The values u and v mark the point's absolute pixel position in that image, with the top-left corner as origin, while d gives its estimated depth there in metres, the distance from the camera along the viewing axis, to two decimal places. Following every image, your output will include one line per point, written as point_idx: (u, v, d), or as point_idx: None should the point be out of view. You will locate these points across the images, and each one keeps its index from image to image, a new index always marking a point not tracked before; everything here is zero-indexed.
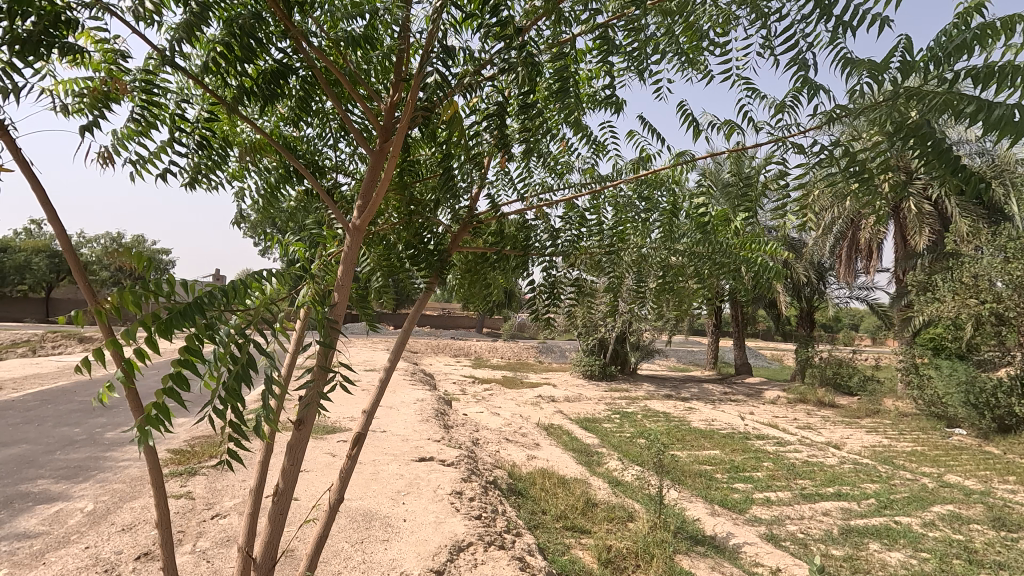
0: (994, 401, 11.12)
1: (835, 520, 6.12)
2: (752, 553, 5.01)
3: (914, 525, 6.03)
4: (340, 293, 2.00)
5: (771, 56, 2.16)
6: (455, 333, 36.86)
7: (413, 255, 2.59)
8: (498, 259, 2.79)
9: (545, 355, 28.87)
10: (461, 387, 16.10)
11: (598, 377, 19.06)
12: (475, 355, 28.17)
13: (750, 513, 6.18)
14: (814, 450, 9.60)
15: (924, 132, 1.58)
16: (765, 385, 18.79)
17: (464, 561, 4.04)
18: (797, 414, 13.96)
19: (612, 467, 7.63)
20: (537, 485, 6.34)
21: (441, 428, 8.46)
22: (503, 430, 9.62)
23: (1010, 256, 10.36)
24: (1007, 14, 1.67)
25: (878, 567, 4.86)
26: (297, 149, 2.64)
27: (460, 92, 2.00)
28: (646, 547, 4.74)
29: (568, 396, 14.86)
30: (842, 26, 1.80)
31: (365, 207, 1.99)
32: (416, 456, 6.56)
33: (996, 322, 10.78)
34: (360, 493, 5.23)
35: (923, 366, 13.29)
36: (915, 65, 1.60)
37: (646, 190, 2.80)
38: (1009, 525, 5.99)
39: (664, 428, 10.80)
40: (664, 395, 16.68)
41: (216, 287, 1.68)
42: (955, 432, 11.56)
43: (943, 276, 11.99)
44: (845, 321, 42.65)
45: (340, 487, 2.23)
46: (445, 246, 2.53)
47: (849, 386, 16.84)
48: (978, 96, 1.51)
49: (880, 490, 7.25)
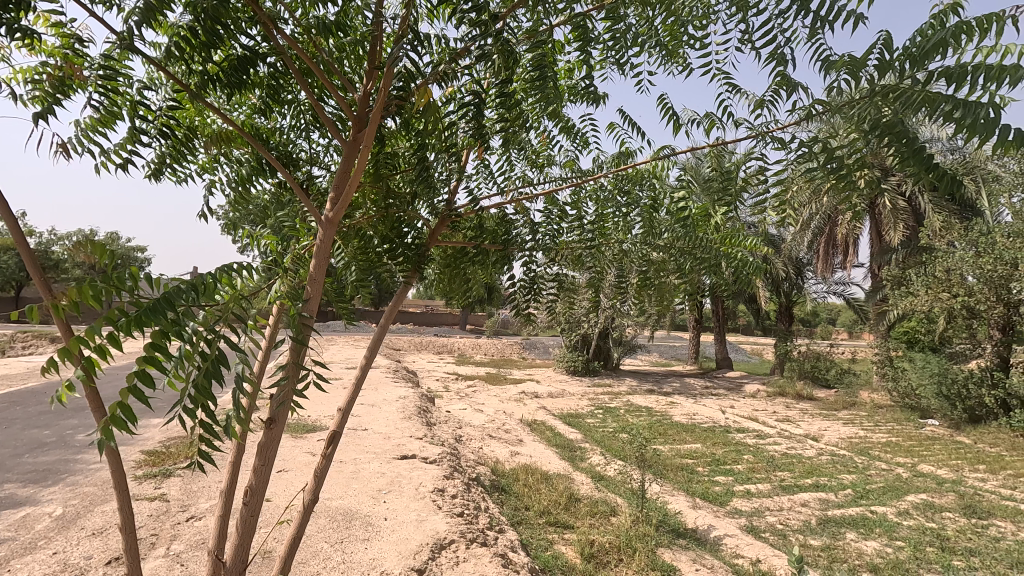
0: (966, 392, 11.41)
1: (813, 510, 6.23)
2: (733, 544, 5.08)
3: (889, 514, 6.16)
4: (313, 288, 1.91)
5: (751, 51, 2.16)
6: (437, 330, 36.75)
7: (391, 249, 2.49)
8: (478, 255, 2.68)
9: (528, 351, 28.93)
10: (443, 384, 16.05)
11: (582, 373, 19.06)
12: (458, 352, 27.97)
13: (730, 506, 6.26)
14: (792, 442, 9.74)
15: (900, 129, 1.57)
16: (745, 379, 19.02)
17: (446, 559, 4.01)
18: (776, 408, 14.18)
19: (594, 462, 7.69)
20: (520, 481, 6.33)
21: (423, 425, 8.38)
22: (487, 426, 9.58)
23: (981, 251, 10.60)
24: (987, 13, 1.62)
25: (854, 556, 4.97)
26: (270, 141, 2.55)
27: (436, 80, 1.93)
28: (628, 542, 4.79)
29: (551, 392, 14.88)
30: (820, 21, 1.78)
31: (340, 199, 1.93)
32: (398, 454, 6.48)
33: (968, 316, 11.19)
34: (341, 492, 5.15)
35: (897, 358, 13.64)
36: (891, 63, 1.58)
37: (627, 185, 2.79)
38: (979, 513, 6.16)
39: (646, 424, 10.86)
40: (645, 390, 16.82)
41: (184, 283, 1.63)
42: (928, 423, 11.83)
43: (917, 270, 12.28)
44: (821, 316, 43.49)
45: (315, 487, 2.17)
46: (403, 243, 2.44)
47: (827, 378, 17.14)
48: (954, 93, 1.50)
49: (856, 481, 7.41)
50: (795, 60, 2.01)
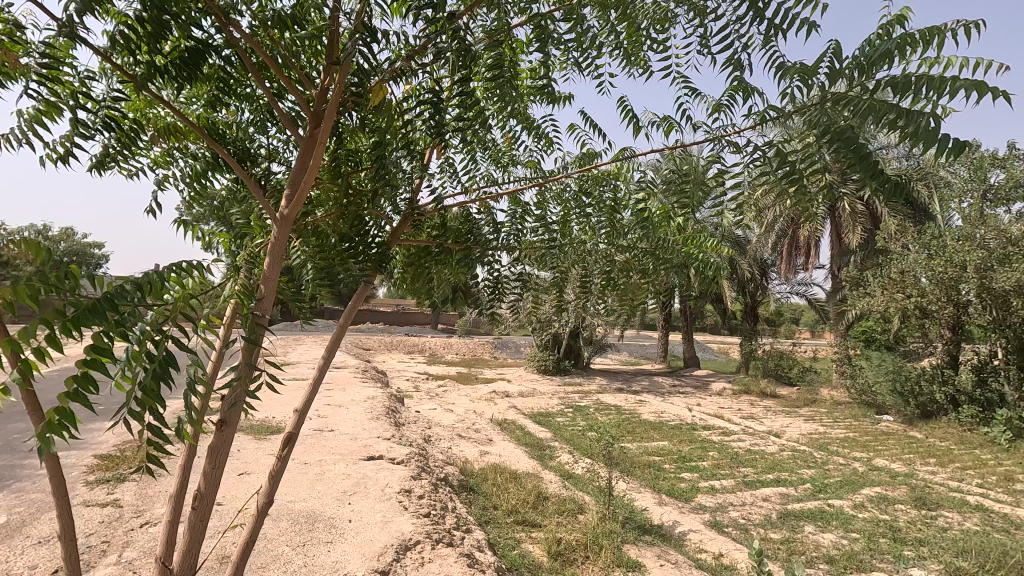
0: (919, 388, 11.90)
1: (774, 505, 6.40)
2: (697, 540, 5.19)
3: (845, 507, 6.38)
4: (267, 286, 1.87)
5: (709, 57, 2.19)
6: (408, 330, 36.49)
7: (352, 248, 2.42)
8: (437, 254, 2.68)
9: (500, 350, 28.96)
10: (413, 384, 15.94)
11: (553, 372, 19.15)
12: (429, 352, 27.80)
13: (695, 502, 6.39)
14: (755, 439, 9.99)
15: (849, 136, 1.63)
16: (711, 378, 19.43)
17: (410, 560, 3.98)
18: (741, 405, 14.54)
19: (563, 461, 7.75)
20: (488, 480, 6.33)
21: (392, 426, 8.29)
22: (457, 426, 9.54)
23: (933, 253, 11.04)
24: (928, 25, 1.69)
25: (811, 548, 5.13)
26: (227, 136, 2.49)
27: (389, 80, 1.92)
28: (594, 539, 4.84)
29: (522, 392, 14.92)
30: (775, 28, 1.82)
31: (296, 197, 1.89)
32: (364, 455, 6.41)
33: (921, 315, 11.49)
34: (304, 494, 5.06)
35: (855, 356, 14.13)
36: (839, 72, 1.63)
37: (591, 186, 2.81)
38: (928, 504, 6.44)
39: (614, 422, 10.99)
40: (614, 389, 17.02)
41: (129, 281, 1.57)
42: (883, 419, 12.28)
43: (874, 272, 12.75)
44: (786, 315, 44.75)
45: (270, 489, 2.12)
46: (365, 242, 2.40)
47: (789, 376, 17.63)
48: (898, 103, 1.56)
49: (815, 475, 7.65)
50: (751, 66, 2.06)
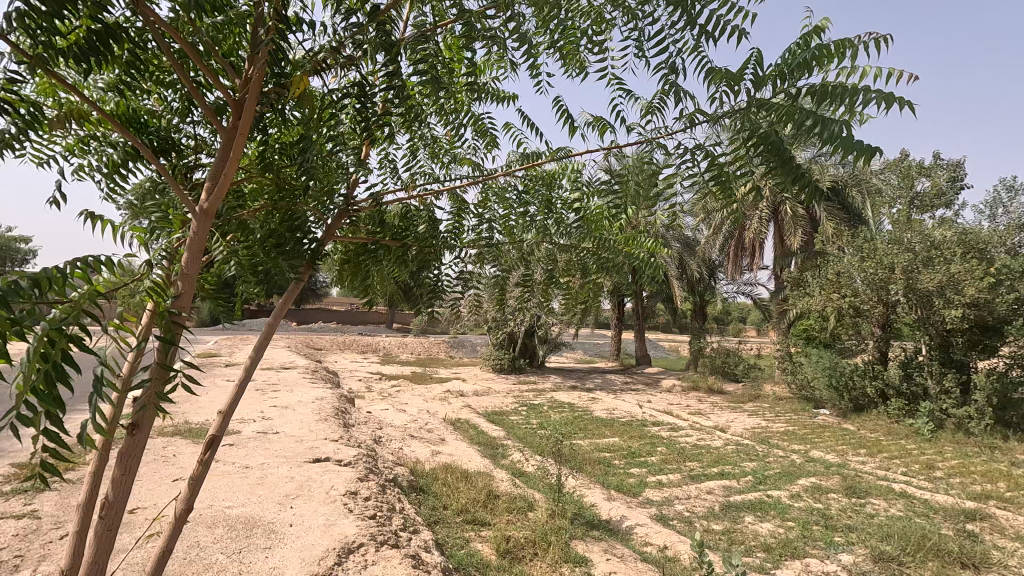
0: (852, 383, 12.58)
1: (717, 497, 6.63)
2: (643, 533, 5.32)
3: (783, 497, 6.68)
4: (185, 283, 1.78)
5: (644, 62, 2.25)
6: (363, 329, 35.84)
7: (280, 244, 2.24)
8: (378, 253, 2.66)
9: (456, 350, 28.84)
10: (365, 384, 15.66)
11: (508, 371, 19.18)
12: (383, 351, 27.39)
13: (642, 496, 6.55)
14: (701, 434, 10.32)
15: (772, 141, 1.70)
16: (662, 375, 19.96)
17: (353, 563, 3.91)
18: (690, 401, 15.00)
19: (515, 459, 7.78)
20: (439, 480, 6.29)
21: (341, 427, 8.12)
22: (409, 426, 9.43)
23: (865, 255, 11.68)
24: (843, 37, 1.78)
25: (750, 538, 5.34)
26: (147, 125, 2.35)
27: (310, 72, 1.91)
28: (543, 536, 4.87)
29: (477, 391, 14.90)
30: (703, 34, 1.88)
31: (217, 190, 1.82)
32: (310, 457, 6.25)
33: (854, 315, 12.10)
34: (244, 499, 4.88)
35: (796, 353, 14.81)
36: (763, 79, 1.70)
37: (534, 184, 2.82)
38: (858, 492, 6.81)
39: (567, 419, 11.12)
40: (568, 386, 17.23)
41: (26, 277, 1.47)
42: (820, 412, 12.92)
43: (813, 273, 13.39)
44: (734, 314, 46.44)
45: (190, 495, 2.03)
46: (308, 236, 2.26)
47: (735, 373, 18.29)
48: (815, 110, 1.64)
49: (756, 468, 7.97)
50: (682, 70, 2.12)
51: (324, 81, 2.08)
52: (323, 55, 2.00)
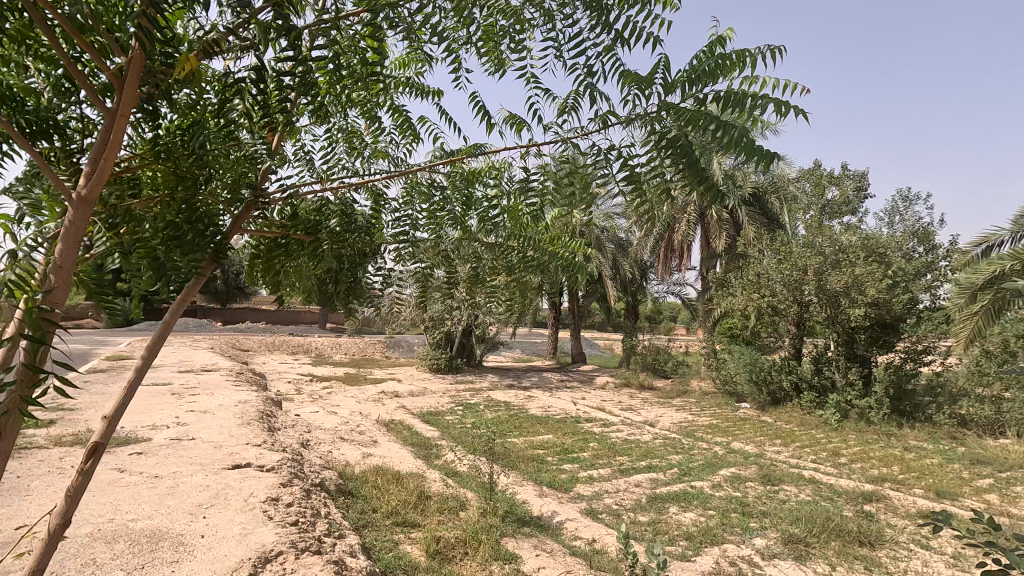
0: (770, 378, 13.41)
1: (644, 489, 6.87)
2: (572, 527, 5.42)
3: (705, 487, 7.01)
4: (57, 276, 1.61)
5: (561, 63, 2.30)
6: (294, 329, 34.50)
7: (175, 235, 1.98)
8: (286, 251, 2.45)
9: (393, 350, 28.34)
10: (295, 386, 15.09)
11: (445, 371, 19.03)
12: (315, 352, 26.47)
13: (574, 491, 6.67)
14: (632, 429, 10.67)
15: (682, 145, 1.77)
16: (596, 372, 20.47)
17: (270, 573, 3.74)
18: (621, 398, 15.47)
19: (449, 459, 7.73)
20: (368, 483, 6.15)
21: (265, 431, 7.76)
22: (339, 429, 9.16)
23: (782, 258, 12.47)
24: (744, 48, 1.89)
25: (674, 527, 5.57)
26: (23, 102, 2.12)
27: (207, 53, 1.81)
28: (474, 535, 4.87)
29: (412, 391, 14.70)
30: (617, 38, 1.94)
31: (96, 174, 1.67)
32: (229, 464, 5.94)
33: (772, 314, 12.91)
34: (150, 511, 4.57)
35: (720, 350, 15.60)
36: (671, 83, 1.76)
37: (458, 181, 2.81)
38: (773, 480, 7.26)
39: (503, 418, 11.19)
40: (505, 385, 17.34)
41: None
42: (741, 406, 13.69)
43: (735, 274, 14.17)
44: (666, 314, 48.45)
45: (66, 508, 1.86)
46: (219, 227, 2.09)
47: (665, 370, 19.05)
48: (719, 116, 1.72)
49: (682, 460, 8.33)
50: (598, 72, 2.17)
51: (229, 65, 1.96)
52: (227, 37, 1.89)
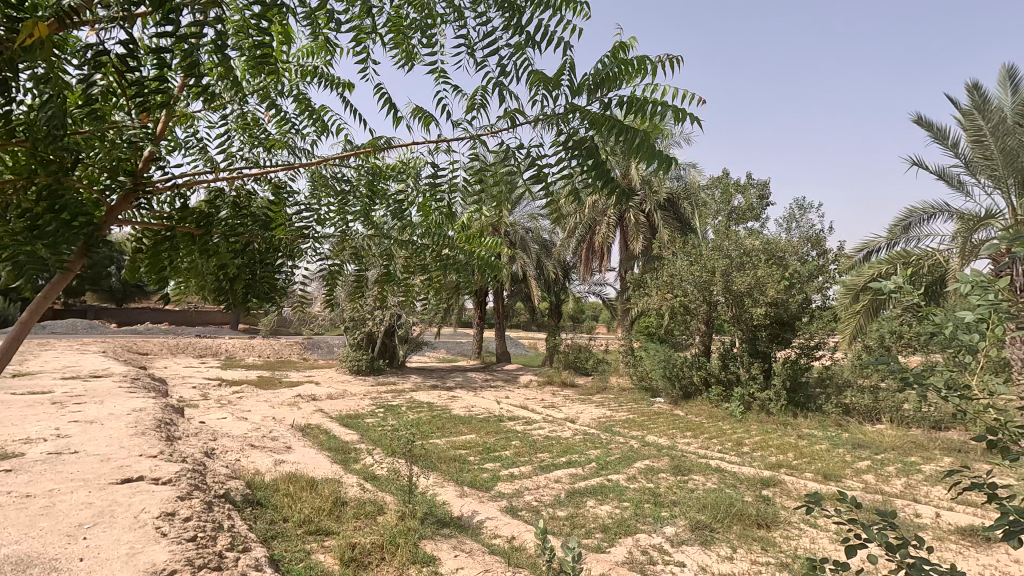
0: (682, 373, 14.16)
1: (563, 485, 7.01)
2: (492, 526, 5.44)
3: (621, 480, 7.28)
4: None
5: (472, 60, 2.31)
6: (201, 330, 32.21)
7: (33, 224, 1.76)
8: (166, 243, 2.22)
9: (311, 352, 27.20)
10: (201, 391, 14.09)
11: (366, 372, 18.49)
12: (225, 354, 24.88)
13: (495, 490, 6.70)
14: (553, 426, 10.88)
15: (586, 146, 1.82)
16: (520, 371, 20.72)
17: None
18: (544, 395, 15.75)
19: (367, 463, 7.52)
20: (279, 492, 5.85)
21: (162, 441, 7.18)
22: (249, 435, 8.65)
23: (693, 260, 13.20)
24: (644, 55, 1.98)
25: (590, 520, 5.73)
26: None
27: (69, 21, 1.62)
28: (391, 539, 4.76)
29: (331, 394, 14.17)
30: (525, 39, 1.98)
31: None
32: (119, 478, 5.43)
33: (684, 312, 13.64)
34: (19, 535, 4.09)
35: (637, 348, 16.29)
36: (576, 85, 1.81)
37: (369, 176, 2.75)
38: (682, 470, 7.67)
39: (426, 419, 11.05)
40: (429, 386, 17.13)
41: None
42: (656, 401, 14.36)
43: (651, 275, 14.85)
44: (589, 314, 49.92)
45: None
46: (90, 217, 1.89)
47: (586, 367, 19.63)
48: (620, 120, 1.79)
49: (600, 454, 8.61)
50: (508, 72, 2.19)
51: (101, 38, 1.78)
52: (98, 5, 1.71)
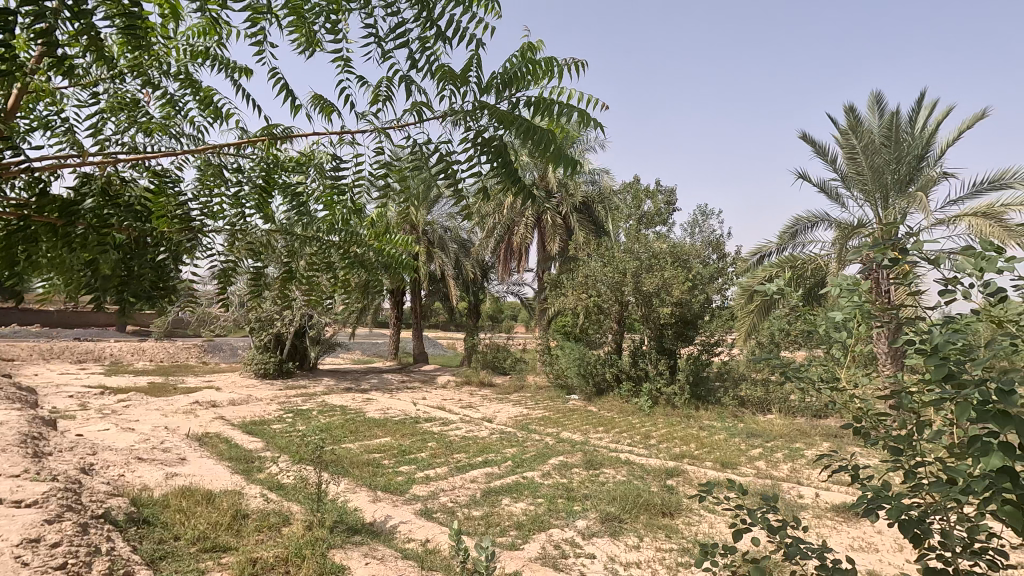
0: (596, 371, 14.65)
1: (479, 484, 7.01)
2: (406, 530, 5.34)
3: (536, 477, 7.39)
4: None
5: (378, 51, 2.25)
6: (80, 333, 28.98)
7: None
8: (19, 234, 2.00)
9: (212, 355, 25.33)
10: (79, 400, 12.66)
11: (274, 376, 17.48)
12: (110, 358, 22.56)
13: (409, 493, 6.57)
14: (470, 426, 10.85)
15: (495, 144, 1.82)
16: (438, 371, 20.52)
17: None
18: (462, 395, 15.68)
19: (272, 471, 7.11)
20: (170, 508, 5.38)
21: (29, 458, 6.36)
22: (136, 447, 7.89)
23: (607, 262, 13.71)
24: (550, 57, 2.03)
25: (505, 518, 5.77)
26: None
27: None
28: (297, 551, 4.52)
29: (233, 399, 13.26)
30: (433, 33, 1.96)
31: None
32: None
33: (598, 312, 14.12)
34: None
35: (554, 347, 16.65)
36: (485, 82, 1.81)
37: (268, 166, 2.60)
38: (594, 464, 7.92)
39: (338, 423, 10.63)
40: (342, 388, 16.51)
41: None
42: (571, 398, 14.77)
43: (567, 276, 15.23)
44: (507, 314, 50.45)
45: None
46: None
47: (504, 366, 19.80)
48: (528, 119, 1.81)
49: (515, 452, 8.70)
50: (414, 65, 2.16)
51: None
52: None
